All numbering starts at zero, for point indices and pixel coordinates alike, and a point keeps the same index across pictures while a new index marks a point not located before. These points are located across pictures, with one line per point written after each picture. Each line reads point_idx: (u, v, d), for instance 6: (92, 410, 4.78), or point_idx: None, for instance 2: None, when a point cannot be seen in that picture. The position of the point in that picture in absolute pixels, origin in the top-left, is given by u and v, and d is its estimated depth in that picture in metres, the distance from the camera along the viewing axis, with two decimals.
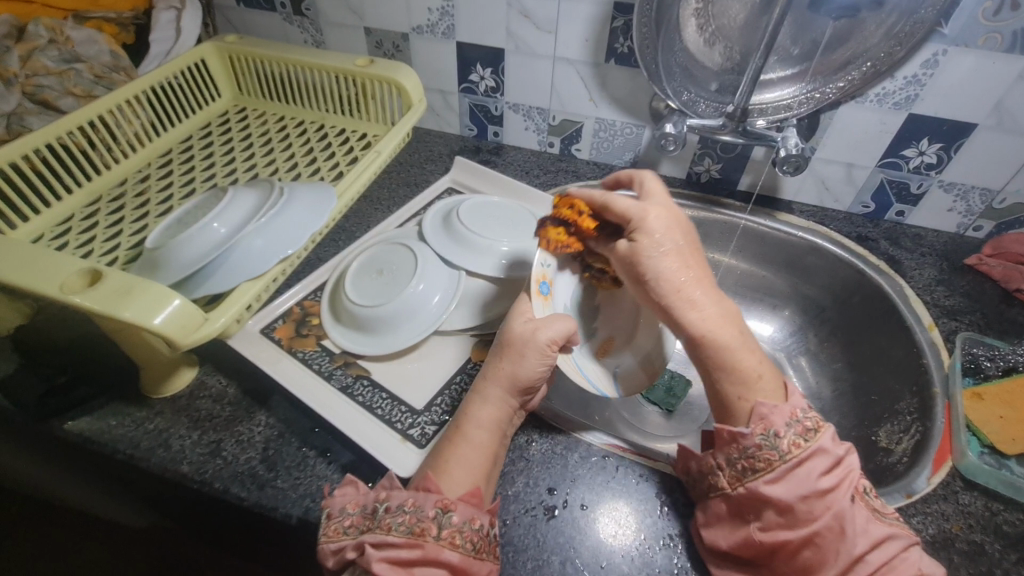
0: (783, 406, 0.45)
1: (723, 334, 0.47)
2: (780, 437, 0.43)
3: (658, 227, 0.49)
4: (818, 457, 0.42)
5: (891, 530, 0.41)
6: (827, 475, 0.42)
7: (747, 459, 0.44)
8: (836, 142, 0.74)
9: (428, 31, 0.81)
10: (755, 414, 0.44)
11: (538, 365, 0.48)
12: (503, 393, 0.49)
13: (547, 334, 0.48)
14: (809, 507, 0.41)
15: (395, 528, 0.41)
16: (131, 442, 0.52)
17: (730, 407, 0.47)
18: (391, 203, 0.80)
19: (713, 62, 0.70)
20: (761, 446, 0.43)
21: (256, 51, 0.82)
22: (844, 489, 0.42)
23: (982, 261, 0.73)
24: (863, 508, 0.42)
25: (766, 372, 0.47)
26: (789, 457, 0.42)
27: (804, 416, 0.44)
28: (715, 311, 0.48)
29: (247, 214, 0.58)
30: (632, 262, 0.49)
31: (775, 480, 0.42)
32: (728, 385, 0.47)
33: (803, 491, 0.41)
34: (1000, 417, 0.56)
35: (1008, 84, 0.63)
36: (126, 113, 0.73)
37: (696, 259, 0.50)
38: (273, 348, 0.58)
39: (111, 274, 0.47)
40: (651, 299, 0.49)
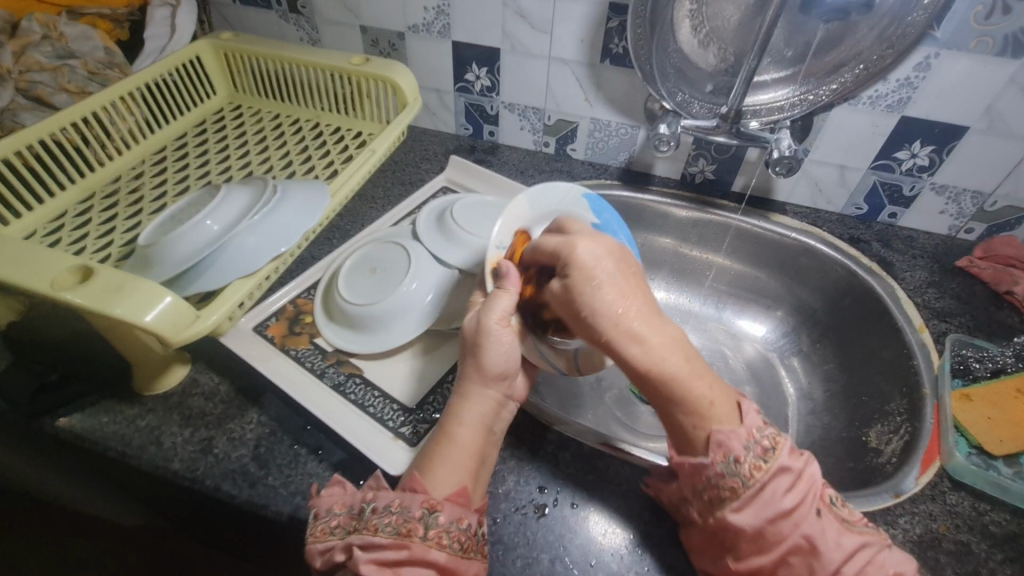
0: (739, 429, 0.44)
1: (672, 366, 0.45)
2: (741, 462, 0.42)
3: (590, 258, 0.48)
4: (781, 476, 0.42)
5: (862, 539, 0.42)
6: (790, 493, 0.42)
7: (713, 488, 0.43)
8: (829, 143, 0.74)
9: (423, 30, 0.81)
10: (713, 442, 0.43)
11: (502, 354, 0.48)
12: (478, 385, 0.48)
13: (501, 306, 0.49)
14: (779, 528, 0.41)
15: (381, 529, 0.41)
16: (123, 439, 0.52)
17: (687, 436, 0.45)
18: (385, 202, 0.80)
19: (707, 63, 0.70)
20: (724, 475, 0.42)
21: (251, 48, 0.82)
22: (808, 504, 0.42)
23: (973, 262, 0.74)
24: (832, 520, 0.42)
25: (718, 397, 0.45)
26: (751, 482, 0.42)
27: (761, 436, 0.44)
28: (659, 341, 0.45)
29: (240, 212, 0.58)
30: (568, 300, 0.47)
31: (741, 506, 0.42)
32: (681, 415, 0.45)
33: (768, 513, 0.41)
34: (989, 419, 0.56)
35: (999, 87, 0.63)
36: (120, 110, 0.73)
37: (635, 280, 0.49)
38: (266, 346, 0.59)
39: (102, 270, 0.47)
40: (592, 335, 0.46)
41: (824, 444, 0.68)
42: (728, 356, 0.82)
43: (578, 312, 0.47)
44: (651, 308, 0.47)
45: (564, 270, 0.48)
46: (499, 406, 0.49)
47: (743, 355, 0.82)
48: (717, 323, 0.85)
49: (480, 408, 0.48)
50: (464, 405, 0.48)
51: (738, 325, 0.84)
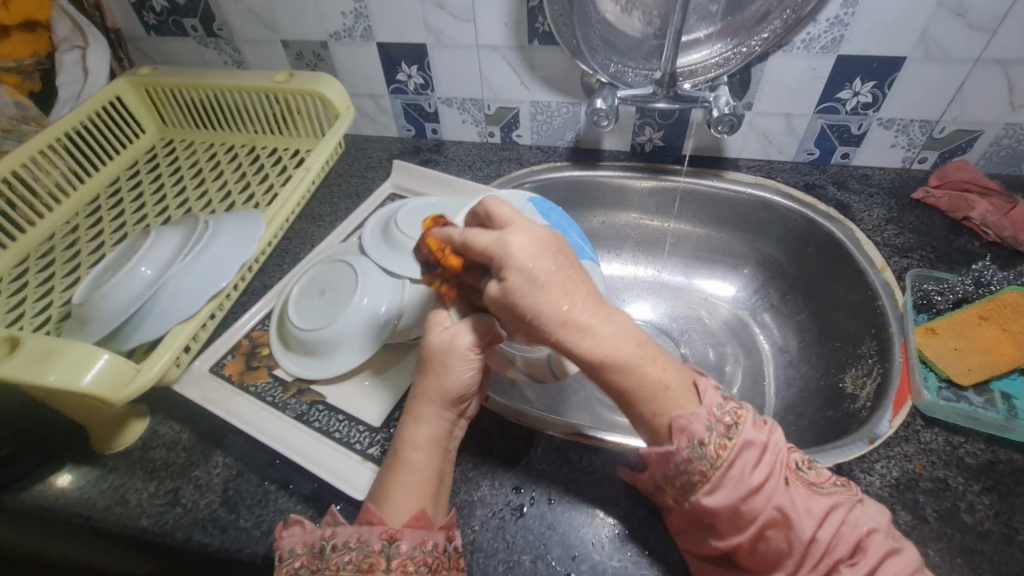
0: (699, 409, 0.42)
1: (624, 353, 0.41)
2: (705, 444, 0.41)
3: (526, 256, 0.42)
4: (747, 450, 0.41)
5: (832, 500, 0.41)
6: (758, 468, 0.41)
7: (682, 476, 0.41)
8: (771, 93, 0.73)
9: (346, 36, 0.79)
10: (675, 428, 0.41)
11: (464, 374, 0.45)
12: (432, 408, 0.45)
13: (464, 342, 0.45)
14: (752, 505, 0.40)
15: (343, 566, 0.41)
16: (87, 504, 0.51)
17: (649, 424, 0.43)
18: (333, 217, 0.78)
19: (634, 29, 0.68)
20: (691, 460, 0.41)
21: (171, 79, 0.79)
22: (778, 476, 0.41)
23: (928, 193, 0.73)
24: (800, 487, 0.41)
25: (673, 377, 0.43)
26: (720, 462, 0.41)
27: (722, 413, 0.42)
28: (607, 331, 0.41)
29: (171, 254, 0.56)
30: (507, 304, 0.42)
31: (714, 489, 0.40)
32: (639, 403, 0.42)
33: (740, 492, 0.40)
34: (956, 349, 0.55)
35: (929, 13, 0.62)
36: (42, 164, 0.70)
37: (575, 277, 0.43)
38: (223, 385, 0.57)
39: (28, 339, 0.46)
40: (535, 335, 0.42)
41: (804, 395, 0.68)
42: (703, 321, 0.81)
43: (520, 315, 0.41)
44: (597, 299, 0.43)
45: (500, 269, 0.42)
46: (451, 427, 0.47)
47: (717, 317, 0.81)
48: (688, 290, 0.85)
49: (433, 428, 0.45)
50: (417, 429, 0.45)
51: (707, 288, 0.84)
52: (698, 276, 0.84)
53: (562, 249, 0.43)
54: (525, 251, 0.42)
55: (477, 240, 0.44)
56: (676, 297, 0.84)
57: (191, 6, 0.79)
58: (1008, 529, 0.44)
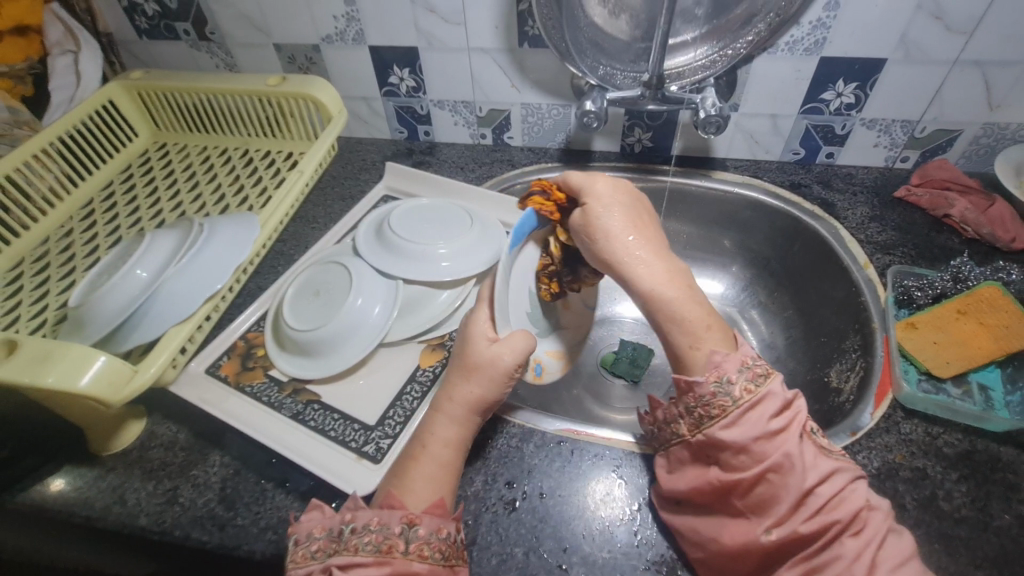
0: (734, 354, 0.45)
1: (671, 290, 0.47)
2: (733, 382, 0.43)
3: (609, 190, 0.51)
4: (769, 400, 0.42)
5: (837, 464, 0.42)
6: (777, 417, 0.42)
7: (703, 407, 0.43)
8: (756, 95, 0.74)
9: (338, 39, 0.80)
10: (709, 363, 0.44)
11: (501, 389, 0.49)
12: (464, 408, 0.48)
13: (509, 360, 0.49)
14: (762, 446, 0.41)
15: (362, 548, 0.40)
16: (86, 504, 0.51)
17: (684, 359, 0.47)
18: (327, 219, 0.79)
19: (622, 32, 0.70)
20: (715, 394, 0.43)
21: (163, 83, 0.79)
22: (794, 430, 0.42)
23: (910, 191, 0.75)
24: (811, 445, 0.42)
25: (716, 324, 0.47)
26: (741, 402, 0.42)
27: (753, 362, 0.44)
28: (664, 270, 0.48)
29: (167, 256, 0.57)
30: (584, 226, 0.51)
31: (731, 424, 0.42)
32: (677, 335, 0.47)
33: (757, 433, 0.41)
34: (936, 343, 0.57)
35: (908, 16, 0.64)
36: (36, 168, 0.70)
37: (644, 216, 0.52)
38: (220, 386, 0.58)
39: (27, 342, 0.46)
40: (597, 258, 0.51)
41: (791, 390, 0.70)
42: None
43: (591, 234, 0.50)
44: (659, 246, 0.50)
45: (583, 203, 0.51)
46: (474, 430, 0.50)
47: None
48: None
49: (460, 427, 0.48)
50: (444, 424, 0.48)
51: (697, 285, 0.85)
52: (688, 274, 0.86)
53: (642, 202, 0.53)
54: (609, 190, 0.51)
55: (574, 179, 0.53)
56: None
57: (183, 10, 0.80)
58: (984, 515, 0.46)
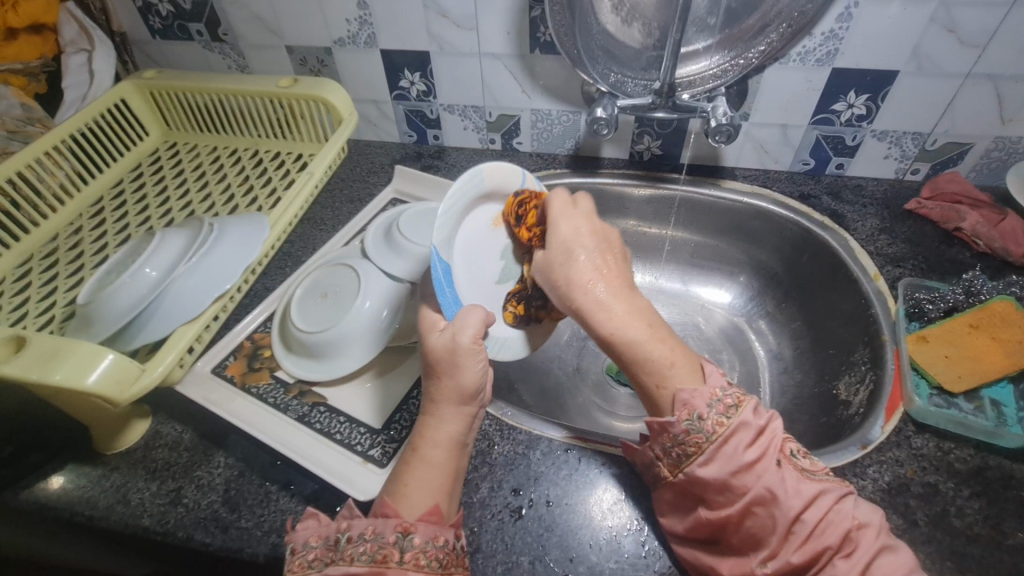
0: (703, 387, 0.44)
1: (634, 329, 0.46)
2: (704, 419, 0.42)
3: (570, 235, 0.50)
4: (743, 430, 0.42)
5: (821, 485, 0.41)
6: (752, 447, 0.42)
7: (680, 446, 0.43)
8: (767, 105, 0.74)
9: (350, 42, 0.80)
10: (677, 402, 0.43)
11: (475, 372, 0.48)
12: (450, 406, 0.48)
13: (468, 335, 0.48)
14: (742, 480, 0.41)
15: (357, 558, 0.40)
16: (89, 503, 0.51)
17: (655, 400, 0.46)
18: (335, 221, 0.79)
19: (634, 40, 0.70)
20: (689, 432, 0.43)
21: (175, 83, 0.80)
22: (770, 458, 0.41)
23: (920, 204, 0.74)
24: (792, 470, 0.41)
25: (680, 358, 0.45)
26: (715, 437, 0.42)
27: (723, 394, 0.43)
28: (624, 310, 0.47)
29: (177, 255, 0.57)
30: (548, 271, 0.50)
31: (708, 461, 0.42)
32: (643, 375, 0.46)
33: (733, 466, 0.41)
34: (946, 357, 0.56)
35: (921, 28, 0.64)
36: (47, 165, 0.70)
37: (615, 264, 0.50)
38: (226, 386, 0.58)
39: (34, 338, 0.46)
40: (565, 302, 0.49)
41: (799, 402, 0.70)
42: (700, 327, 0.82)
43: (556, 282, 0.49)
44: (621, 284, 0.49)
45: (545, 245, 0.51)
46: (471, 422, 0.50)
47: (713, 324, 0.82)
48: (685, 296, 0.86)
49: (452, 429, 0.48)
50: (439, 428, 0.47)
51: (704, 295, 0.85)
52: (695, 284, 0.85)
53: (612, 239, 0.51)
54: (574, 233, 0.50)
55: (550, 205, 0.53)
56: (674, 303, 0.85)
57: (197, 11, 0.80)
58: (997, 532, 0.45)
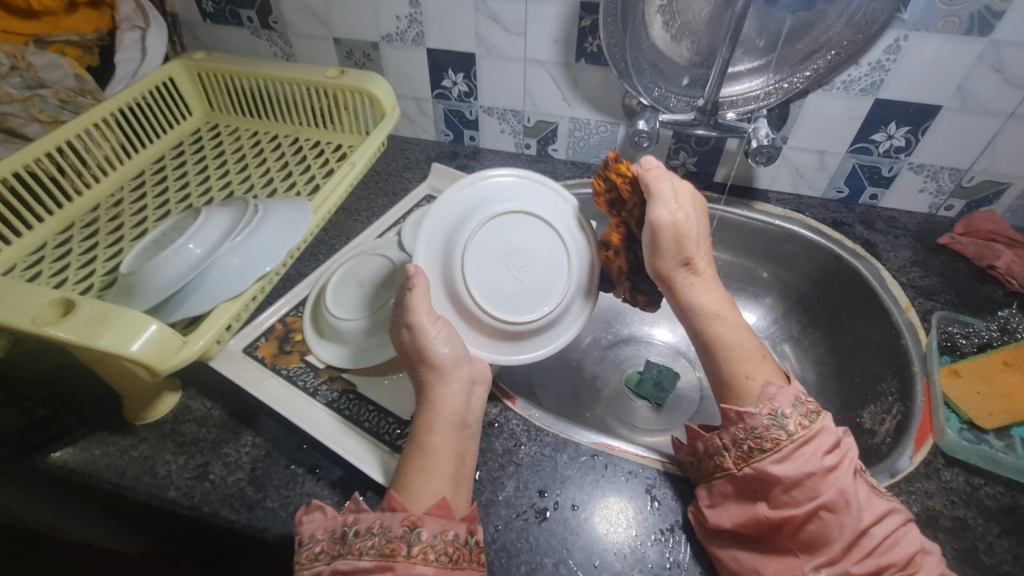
0: (788, 388, 0.48)
1: (730, 321, 0.53)
2: (788, 417, 0.46)
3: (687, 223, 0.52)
4: (822, 437, 0.46)
5: (889, 504, 0.45)
6: (830, 454, 0.45)
7: (755, 439, 0.46)
8: (807, 130, 0.75)
9: (397, 39, 0.81)
10: (765, 397, 0.48)
11: (445, 343, 0.50)
12: (439, 383, 0.50)
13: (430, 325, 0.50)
14: (817, 483, 0.44)
15: (366, 552, 0.41)
16: (117, 471, 0.51)
17: (740, 387, 0.50)
18: (369, 213, 0.80)
19: (681, 57, 0.71)
20: (770, 426, 0.46)
21: (223, 66, 0.81)
22: (846, 467, 0.45)
23: (954, 239, 0.74)
24: (863, 483, 0.45)
25: (750, 343, 0.52)
26: (796, 437, 0.45)
27: (806, 399, 0.48)
28: (716, 299, 0.54)
29: (221, 233, 0.57)
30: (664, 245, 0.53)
31: (783, 459, 0.45)
32: (731, 363, 0.51)
33: (809, 468, 0.44)
34: (979, 393, 0.56)
35: (969, 66, 0.64)
36: (95, 136, 0.72)
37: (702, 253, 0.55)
38: (257, 366, 0.58)
39: (83, 302, 0.46)
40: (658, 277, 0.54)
41: None
42: None
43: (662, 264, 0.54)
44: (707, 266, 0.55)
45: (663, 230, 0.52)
46: (466, 399, 0.50)
47: None
48: None
49: (450, 406, 0.49)
50: (434, 411, 0.48)
51: None
52: None
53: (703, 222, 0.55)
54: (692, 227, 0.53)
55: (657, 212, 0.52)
56: None
57: None
58: None
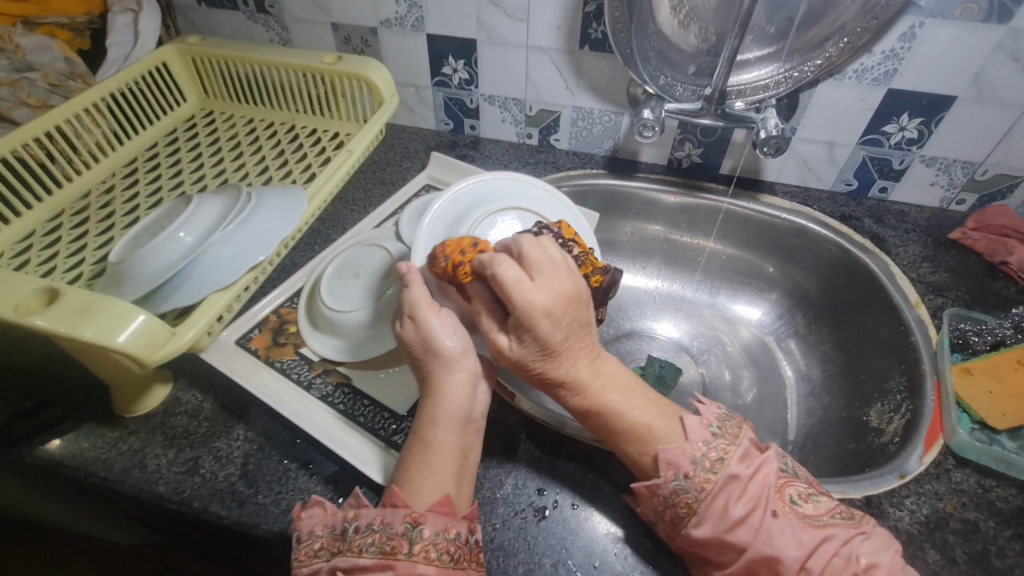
0: (686, 446, 0.44)
1: (626, 405, 0.47)
2: (691, 477, 0.42)
3: (544, 305, 0.44)
4: (732, 483, 0.42)
5: (824, 532, 0.41)
6: (741, 502, 0.42)
7: (671, 509, 0.43)
8: (818, 120, 0.73)
9: (396, 24, 0.79)
10: (662, 462, 0.43)
11: (452, 334, 0.48)
12: (444, 373, 0.48)
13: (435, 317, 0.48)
14: (739, 536, 0.41)
15: (365, 549, 0.40)
16: (105, 464, 0.50)
17: (636, 463, 0.46)
18: (366, 203, 0.78)
19: (689, 44, 0.69)
20: (679, 492, 0.42)
21: (218, 51, 0.79)
22: (763, 509, 0.41)
23: (965, 235, 0.73)
24: (789, 518, 0.41)
25: (654, 419, 0.46)
26: (704, 495, 0.42)
27: (708, 448, 0.44)
28: (596, 385, 0.47)
29: (213, 222, 0.56)
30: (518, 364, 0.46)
31: (702, 521, 0.42)
32: (632, 449, 0.46)
33: (725, 525, 0.41)
34: (991, 392, 0.55)
35: (986, 55, 0.62)
36: (85, 122, 0.70)
37: (584, 336, 0.47)
38: (250, 359, 0.57)
39: (68, 291, 0.45)
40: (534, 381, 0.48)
41: (825, 425, 0.68)
42: (724, 343, 0.81)
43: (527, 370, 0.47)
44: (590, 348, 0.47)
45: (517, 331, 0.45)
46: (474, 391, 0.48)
47: (739, 340, 0.81)
48: (711, 309, 0.84)
49: (455, 399, 0.47)
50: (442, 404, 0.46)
51: (733, 310, 0.83)
52: (724, 298, 0.84)
53: (579, 305, 0.45)
54: (553, 327, 0.44)
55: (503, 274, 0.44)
56: (702, 316, 0.84)
57: None
58: None
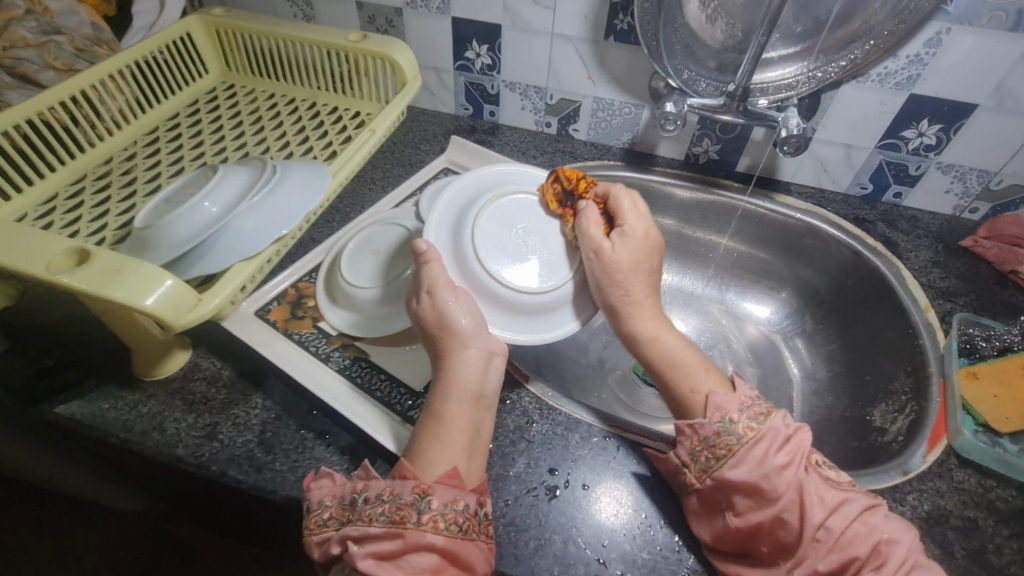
0: (732, 395, 0.48)
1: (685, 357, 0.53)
2: (736, 422, 0.46)
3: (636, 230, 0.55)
4: (771, 436, 0.45)
5: (845, 495, 0.43)
6: (780, 453, 0.44)
7: (709, 449, 0.46)
8: (838, 122, 0.73)
9: (422, 6, 0.79)
10: (710, 406, 0.47)
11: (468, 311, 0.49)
12: (457, 350, 0.49)
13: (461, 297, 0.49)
14: (774, 484, 0.43)
15: (376, 519, 0.41)
16: (124, 425, 0.51)
17: (683, 403, 0.50)
18: (385, 183, 0.79)
19: (715, 39, 0.69)
20: (720, 433, 0.46)
21: (242, 24, 0.79)
22: (799, 464, 0.44)
23: (977, 242, 0.73)
24: (817, 478, 0.44)
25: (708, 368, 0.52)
26: (745, 440, 0.45)
27: (752, 403, 0.47)
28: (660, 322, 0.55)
29: (239, 192, 0.56)
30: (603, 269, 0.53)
31: (738, 463, 0.44)
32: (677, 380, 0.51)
33: (763, 470, 0.43)
34: (995, 396, 0.56)
35: (1010, 64, 0.62)
36: (110, 88, 0.70)
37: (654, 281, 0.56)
38: (268, 330, 0.58)
39: (98, 252, 0.45)
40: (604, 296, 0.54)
41: (828, 423, 0.69)
42: (731, 339, 0.82)
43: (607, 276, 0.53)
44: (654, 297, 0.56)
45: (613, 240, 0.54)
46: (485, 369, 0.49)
47: (746, 337, 0.82)
48: (720, 306, 0.85)
49: (467, 376, 0.48)
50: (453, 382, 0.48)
51: (743, 307, 0.84)
52: (734, 295, 0.85)
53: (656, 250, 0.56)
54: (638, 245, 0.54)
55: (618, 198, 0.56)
56: (710, 312, 0.85)
57: None
58: None
